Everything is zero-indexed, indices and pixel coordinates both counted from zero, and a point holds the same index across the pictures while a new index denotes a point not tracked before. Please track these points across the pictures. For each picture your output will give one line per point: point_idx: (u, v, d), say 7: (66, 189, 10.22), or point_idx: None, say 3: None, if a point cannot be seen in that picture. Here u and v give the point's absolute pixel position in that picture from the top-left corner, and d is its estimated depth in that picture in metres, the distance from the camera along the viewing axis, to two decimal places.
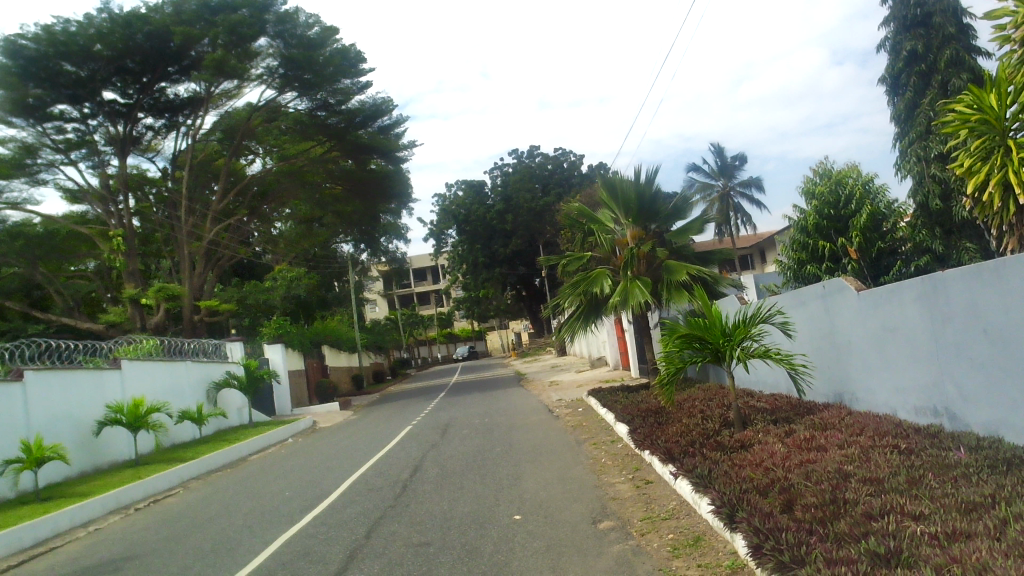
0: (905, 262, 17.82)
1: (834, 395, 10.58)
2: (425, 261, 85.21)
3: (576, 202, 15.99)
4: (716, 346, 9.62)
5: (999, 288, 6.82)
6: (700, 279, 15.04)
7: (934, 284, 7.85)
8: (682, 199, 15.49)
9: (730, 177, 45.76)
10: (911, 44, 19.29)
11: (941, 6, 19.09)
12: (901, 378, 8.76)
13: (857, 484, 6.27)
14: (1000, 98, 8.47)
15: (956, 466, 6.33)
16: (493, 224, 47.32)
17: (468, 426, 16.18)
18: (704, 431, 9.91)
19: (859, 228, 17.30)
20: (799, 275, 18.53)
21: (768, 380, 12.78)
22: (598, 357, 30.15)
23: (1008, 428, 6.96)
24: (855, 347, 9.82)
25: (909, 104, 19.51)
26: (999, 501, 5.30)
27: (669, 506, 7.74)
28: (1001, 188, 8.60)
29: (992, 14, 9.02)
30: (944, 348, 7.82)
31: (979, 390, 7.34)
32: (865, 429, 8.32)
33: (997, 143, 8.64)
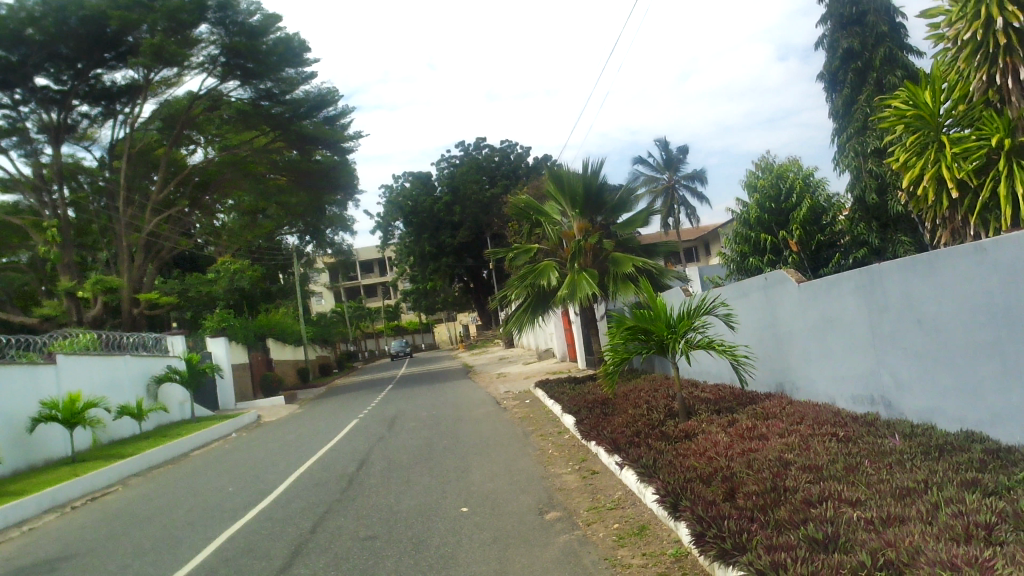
0: (844, 254, 18.10)
1: (777, 385, 10.79)
2: (372, 254, 84.67)
3: (524, 195, 15.99)
4: (662, 338, 9.72)
5: (932, 280, 7.04)
6: (646, 272, 15.19)
7: (870, 276, 8.06)
8: (627, 191, 15.65)
9: (674, 170, 46.24)
10: (848, 41, 19.72)
11: (874, 5, 19.62)
12: (839, 368, 8.98)
13: (797, 471, 6.41)
14: (933, 95, 8.72)
15: (891, 453, 6.53)
16: (440, 216, 47.13)
17: (414, 419, 16.14)
18: (650, 421, 10.02)
19: (799, 221, 17.69)
20: (742, 267, 18.82)
21: (713, 370, 12.99)
22: (546, 350, 30.30)
23: (941, 416, 7.20)
24: (796, 338, 10.03)
25: (847, 100, 19.92)
26: (931, 486, 5.47)
27: (615, 495, 7.83)
28: (936, 183, 8.73)
29: (927, 12, 9.21)
30: (881, 339, 8.03)
31: (914, 379, 7.55)
32: (805, 417, 8.50)
33: (931, 139, 8.83)
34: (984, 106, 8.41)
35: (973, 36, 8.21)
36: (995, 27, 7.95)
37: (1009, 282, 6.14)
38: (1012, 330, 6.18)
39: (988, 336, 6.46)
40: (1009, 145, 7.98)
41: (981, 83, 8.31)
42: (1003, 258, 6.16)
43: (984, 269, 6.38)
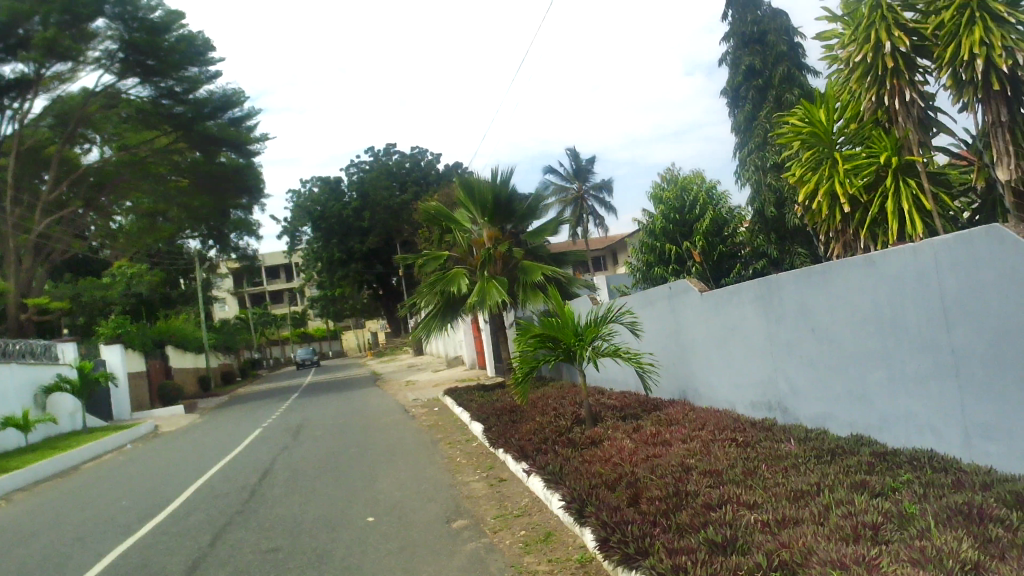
0: (744, 265, 18.98)
1: (679, 392, 11.08)
2: (278, 259, 82.88)
3: (434, 201, 15.86)
4: (569, 346, 9.83)
5: (826, 290, 7.35)
6: (554, 280, 15.36)
7: (768, 286, 8.35)
8: (537, 200, 15.77)
9: (584, 181, 46.92)
10: (749, 59, 20.46)
11: (775, 25, 20.43)
12: (738, 375, 9.28)
13: (698, 476, 6.58)
14: (827, 114, 9.10)
15: (787, 457, 6.77)
16: (349, 222, 46.53)
17: (320, 428, 15.86)
18: (557, 428, 10.11)
19: (701, 232, 18.22)
20: (647, 276, 19.22)
21: (618, 378, 13.21)
22: (455, 357, 30.25)
23: (833, 421, 7.51)
24: (698, 346, 10.30)
25: (748, 116, 20.63)
26: (823, 488, 5.70)
27: (521, 502, 7.86)
28: (830, 198, 9.05)
29: (822, 35, 9.62)
30: (778, 348, 8.33)
31: (808, 385, 7.85)
32: (707, 423, 8.74)
33: (825, 155, 9.23)
34: (874, 125, 8.74)
35: (864, 58, 8.40)
36: (884, 50, 8.16)
37: (896, 292, 6.45)
38: (898, 337, 6.50)
39: (876, 343, 6.77)
40: (896, 162, 8.51)
41: (871, 105, 8.55)
42: (890, 269, 6.47)
43: (873, 280, 6.70)
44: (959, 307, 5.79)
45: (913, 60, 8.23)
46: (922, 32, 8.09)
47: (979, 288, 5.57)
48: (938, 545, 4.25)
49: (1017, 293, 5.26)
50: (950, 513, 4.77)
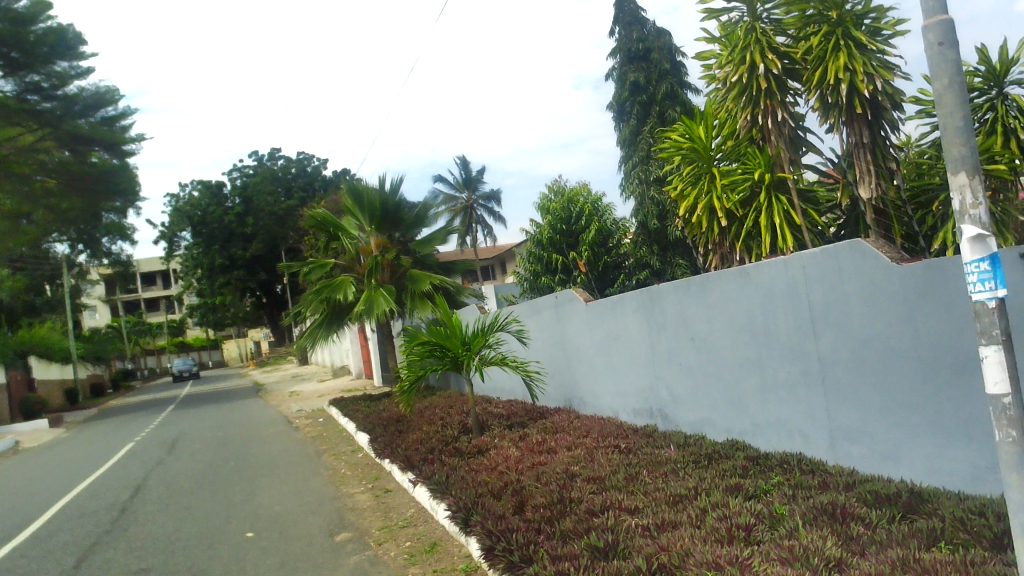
0: (628, 276, 19.10)
1: (565, 400, 11.26)
2: (154, 265, 79.46)
3: (321, 208, 15.53)
4: (457, 355, 9.83)
5: (703, 301, 7.63)
6: (443, 289, 15.34)
7: (650, 296, 8.59)
8: (425, 208, 15.72)
9: (473, 190, 47.09)
10: (634, 75, 21.07)
11: (658, 44, 21.15)
12: (621, 383, 9.51)
13: (582, 483, 6.68)
14: (706, 131, 9.47)
15: (666, 462, 6.97)
16: (232, 227, 45.13)
17: (198, 441, 15.26)
18: (443, 437, 10.08)
19: (587, 243, 18.51)
20: (534, 285, 19.53)
21: (505, 387, 13.30)
22: (341, 366, 29.75)
23: (710, 427, 7.80)
24: (583, 355, 10.48)
25: (633, 131, 21.22)
26: (700, 492, 5.90)
27: (407, 513, 7.79)
28: (708, 212, 9.38)
29: (701, 55, 10.00)
30: (658, 356, 8.58)
31: (687, 393, 8.11)
32: (591, 431, 8.90)
33: (704, 170, 9.59)
34: (749, 142, 9.12)
35: (740, 79, 8.78)
36: (758, 71, 8.55)
37: (769, 303, 6.76)
38: (770, 346, 6.80)
39: (750, 352, 7.07)
40: (768, 179, 8.91)
41: (746, 123, 8.93)
42: (764, 281, 6.78)
43: (746, 291, 7.00)
44: (826, 317, 6.11)
45: (784, 81, 8.68)
46: (792, 56, 8.52)
47: (843, 299, 5.91)
48: (805, 544, 4.47)
49: (877, 304, 5.60)
50: (816, 513, 5.03)
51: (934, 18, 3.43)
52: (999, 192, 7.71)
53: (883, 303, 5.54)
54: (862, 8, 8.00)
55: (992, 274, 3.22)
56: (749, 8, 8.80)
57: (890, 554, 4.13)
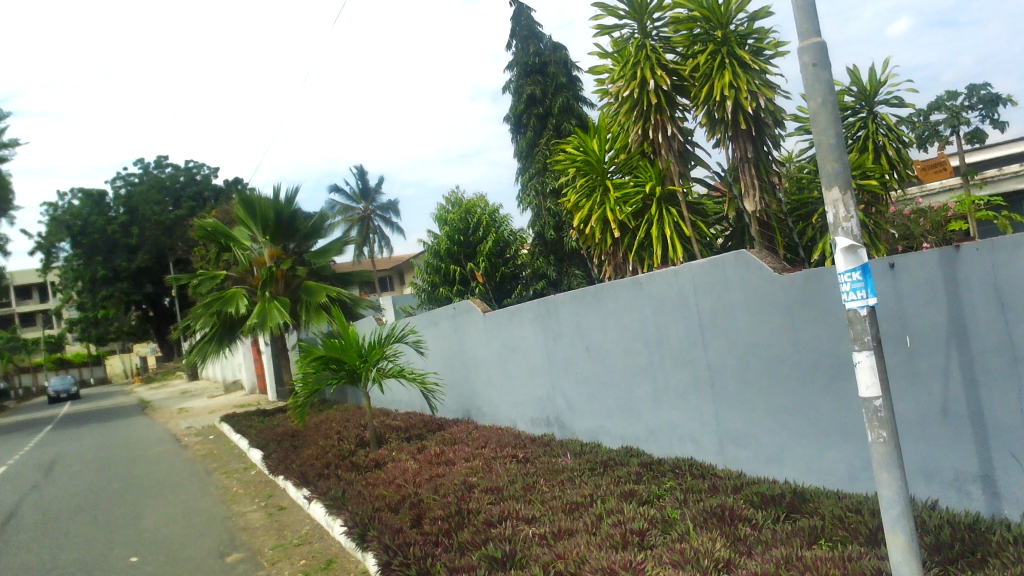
0: (525, 287, 19.38)
1: (463, 411, 11.26)
2: (29, 277, 75.18)
3: (211, 217, 15.04)
4: (353, 368, 9.67)
5: (598, 310, 7.77)
6: (339, 301, 15.10)
7: (546, 307, 8.68)
8: (321, 218, 15.44)
9: (370, 201, 46.56)
10: (530, 88, 21.29)
11: (554, 58, 21.44)
12: (518, 393, 9.58)
13: (480, 493, 6.68)
14: (600, 144, 9.67)
15: (563, 470, 7.05)
16: (115, 238, 43.19)
17: (78, 462, 14.49)
18: (340, 451, 9.90)
19: (484, 254, 18.62)
20: (432, 297, 19.45)
21: (403, 399, 13.19)
22: (232, 382, 28.83)
23: (605, 434, 7.94)
24: (481, 365, 10.50)
25: (529, 142, 21.43)
26: (595, 499, 5.98)
27: (302, 531, 7.60)
28: (601, 223, 9.57)
29: (595, 69, 10.19)
30: (555, 365, 8.67)
31: (583, 401, 8.24)
32: (489, 441, 8.91)
33: (598, 183, 9.78)
34: (640, 156, 9.34)
35: (631, 94, 9.00)
36: (648, 87, 8.78)
37: (660, 312, 6.94)
38: (661, 354, 6.98)
39: (643, 360, 7.24)
40: (659, 192, 9.15)
41: (637, 137, 9.16)
42: (655, 290, 6.96)
43: (639, 301, 7.17)
44: (714, 326, 6.32)
45: (673, 97, 8.95)
46: (680, 73, 8.81)
47: (729, 308, 6.13)
48: (696, 546, 4.59)
49: (761, 313, 5.83)
50: (706, 515, 5.18)
51: (808, 39, 3.60)
52: (871, 205, 8.16)
53: (765, 311, 5.78)
54: (745, 29, 8.34)
55: (863, 283, 3.41)
56: (639, 25, 9.03)
57: (774, 552, 4.29)
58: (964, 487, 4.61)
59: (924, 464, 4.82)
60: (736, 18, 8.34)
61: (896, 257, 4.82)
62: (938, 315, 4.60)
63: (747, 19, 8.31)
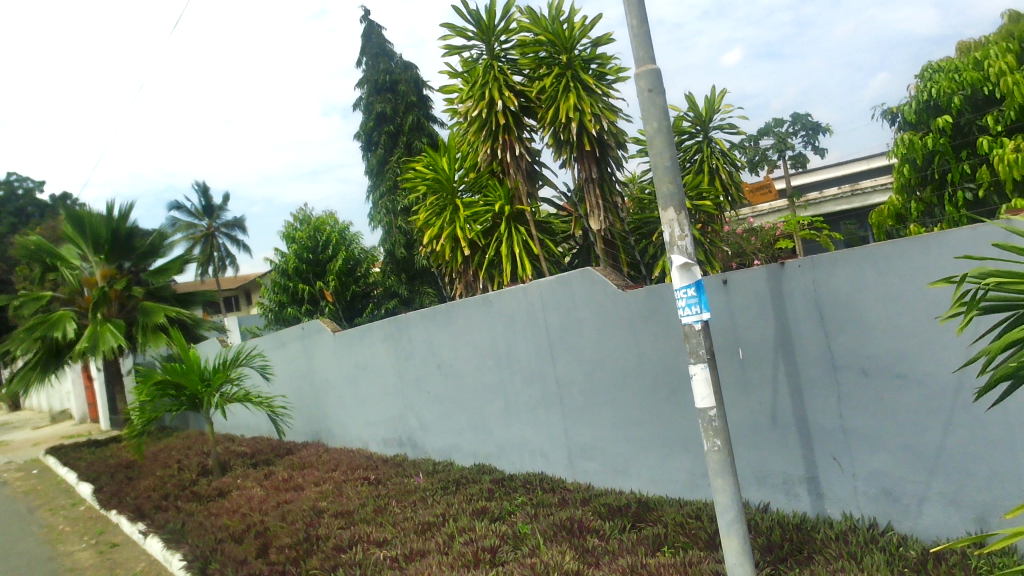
0: (376, 305, 18.93)
1: (312, 433, 10.97)
2: None
3: (35, 235, 13.94)
4: (194, 392, 9.21)
5: (449, 328, 7.78)
6: (179, 322, 14.41)
7: (398, 326, 8.61)
8: (159, 236, 14.68)
9: (213, 217, 44.75)
10: (380, 105, 21.12)
11: (405, 77, 21.44)
12: (370, 413, 9.43)
13: (329, 518, 6.51)
14: (449, 163, 9.71)
15: (415, 491, 6.98)
16: None
17: None
18: (180, 481, 9.39)
19: (334, 273, 18.19)
20: (280, 317, 19.04)
21: (249, 424, 12.69)
22: (60, 411, 26.83)
23: (458, 452, 7.94)
24: (331, 387, 10.27)
25: (380, 160, 21.23)
26: (447, 518, 5.96)
27: (137, 568, 7.14)
28: (451, 242, 9.59)
29: (445, 89, 10.24)
30: (407, 385, 8.60)
31: (435, 420, 8.21)
32: (340, 464, 8.73)
33: (448, 202, 9.80)
34: (490, 175, 9.44)
35: (480, 113, 9.09)
36: (496, 107, 8.90)
37: (510, 329, 7.03)
38: (511, 370, 7.06)
39: (494, 377, 7.30)
40: (508, 211, 9.28)
41: (487, 156, 9.26)
42: (505, 308, 7.04)
43: (489, 318, 7.24)
44: (562, 341, 6.46)
45: (521, 118, 9.15)
46: (527, 94, 9.00)
47: (576, 324, 6.29)
48: (545, 560, 4.65)
49: (607, 329, 6.00)
50: (557, 529, 5.27)
51: (644, 66, 3.76)
52: (706, 224, 8.61)
53: (610, 327, 5.97)
54: (589, 54, 8.62)
55: (697, 299, 3.59)
56: (487, 46, 9.17)
57: (621, 561, 4.42)
58: (792, 489, 4.90)
59: (756, 469, 5.11)
60: (580, 43, 8.61)
61: (729, 274, 5.09)
62: (766, 328, 4.90)
63: (590, 44, 8.60)
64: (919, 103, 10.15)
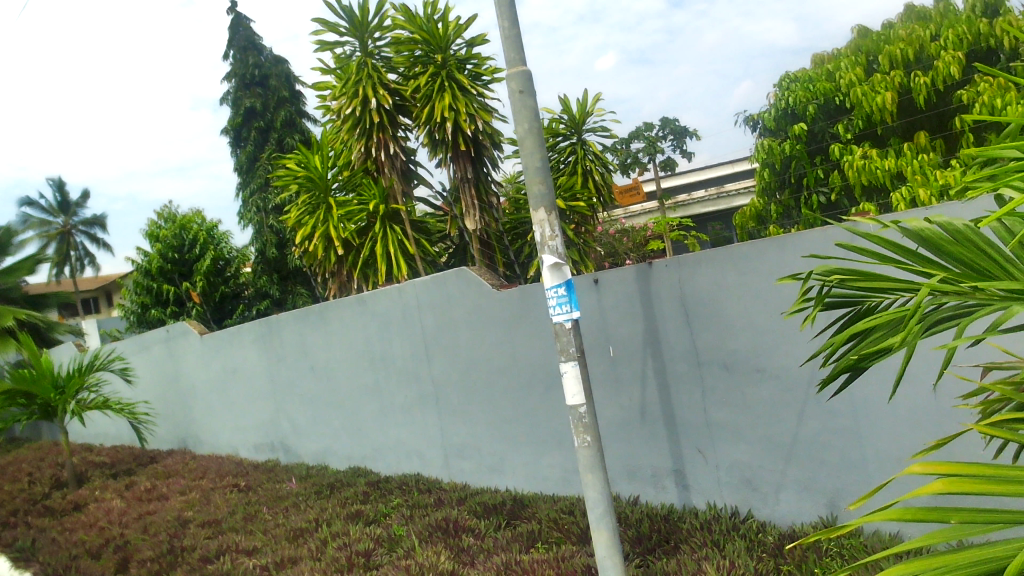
0: (246, 306, 18.43)
1: (178, 440, 10.54)
2: None
3: None
4: (46, 401, 8.66)
5: (323, 329, 7.62)
6: (30, 325, 13.59)
7: (269, 327, 8.36)
8: (7, 233, 13.78)
9: (70, 215, 42.24)
10: (249, 100, 20.50)
11: (275, 71, 20.87)
12: (239, 418, 9.13)
13: (195, 529, 6.25)
14: (322, 161, 9.52)
15: (287, 496, 6.80)
16: None
17: None
18: (30, 495, 8.80)
19: (201, 272, 17.53)
20: (143, 320, 18.26)
21: (109, 432, 12.06)
22: None
23: (332, 456, 7.79)
24: (198, 391, 9.89)
25: (250, 157, 20.60)
26: (321, 523, 5.84)
27: None
28: (324, 241, 9.41)
29: (317, 85, 10.01)
30: (279, 388, 8.37)
31: (308, 423, 8.03)
32: (207, 471, 8.41)
33: (320, 201, 9.62)
34: (364, 174, 9.31)
35: (353, 111, 8.94)
36: (370, 105, 8.78)
37: (384, 329, 6.95)
38: (386, 371, 6.99)
39: (369, 378, 7.19)
40: (382, 210, 9.18)
41: (360, 154, 9.08)
42: (379, 308, 6.96)
43: (363, 318, 7.13)
44: (437, 342, 6.44)
45: (395, 116, 9.04)
46: (402, 93, 8.93)
47: (451, 324, 6.29)
48: (420, 561, 4.63)
49: (481, 329, 6.03)
50: (431, 530, 5.26)
51: (515, 68, 3.79)
52: (580, 225, 8.75)
53: (485, 326, 5.99)
54: (464, 54, 8.63)
55: (567, 298, 3.65)
56: (360, 43, 9.04)
57: (496, 559, 4.45)
58: (659, 481, 5.07)
59: (626, 463, 5.25)
60: (454, 42, 8.61)
61: (599, 274, 5.21)
62: (635, 326, 5.04)
63: (465, 44, 8.61)
64: (778, 111, 10.70)
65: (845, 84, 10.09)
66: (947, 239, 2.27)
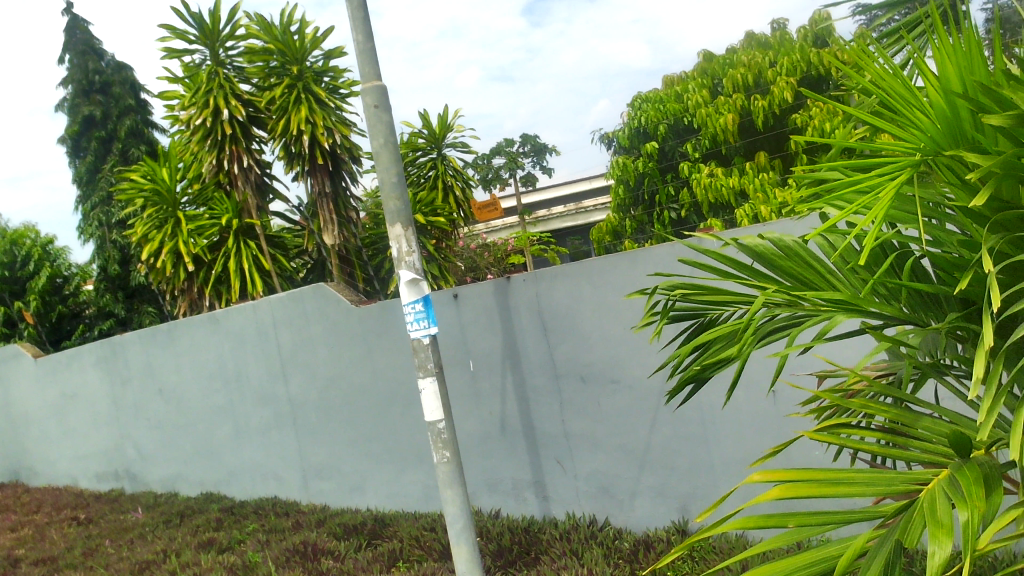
0: (88, 327, 17.15)
1: (9, 472, 9.76)
2: None
3: None
4: None
5: (171, 348, 7.26)
6: None
7: (111, 348, 7.88)
8: None
9: None
10: (89, 108, 19.36)
11: (118, 78, 19.89)
12: (79, 446, 8.56)
13: (28, 568, 5.79)
14: (170, 173, 9.17)
15: (133, 527, 6.43)
16: None
17: None
18: None
19: (35, 291, 16.27)
20: None
21: None
22: None
23: (182, 482, 7.43)
24: (32, 419, 9.20)
25: (91, 168, 19.40)
26: (169, 554, 5.54)
27: None
28: (173, 257, 9.02)
29: (164, 94, 9.56)
30: (123, 412, 7.91)
31: (157, 449, 7.63)
32: (43, 505, 7.82)
33: (168, 214, 9.24)
34: (216, 187, 8.95)
35: (204, 122, 8.59)
36: (222, 116, 8.47)
37: (238, 348, 6.70)
38: (240, 391, 6.74)
39: (221, 399, 6.91)
40: (236, 225, 8.83)
41: (211, 167, 8.72)
42: (232, 326, 6.70)
43: (215, 337, 6.85)
44: (294, 359, 6.27)
45: (249, 128, 8.75)
46: (256, 104, 8.68)
47: (308, 341, 6.13)
48: None
49: (340, 345, 5.91)
50: (289, 554, 5.09)
51: (370, 82, 3.75)
52: (440, 240, 8.81)
53: (344, 342, 5.88)
54: (321, 66, 8.48)
55: (425, 314, 3.65)
56: (211, 51, 8.72)
57: None
58: (520, 494, 5.11)
59: (487, 476, 5.27)
60: (310, 54, 8.45)
61: (459, 288, 5.22)
62: (494, 340, 5.08)
63: (322, 56, 8.45)
64: (631, 130, 11.15)
65: (693, 105, 10.74)
66: (779, 255, 2.42)
